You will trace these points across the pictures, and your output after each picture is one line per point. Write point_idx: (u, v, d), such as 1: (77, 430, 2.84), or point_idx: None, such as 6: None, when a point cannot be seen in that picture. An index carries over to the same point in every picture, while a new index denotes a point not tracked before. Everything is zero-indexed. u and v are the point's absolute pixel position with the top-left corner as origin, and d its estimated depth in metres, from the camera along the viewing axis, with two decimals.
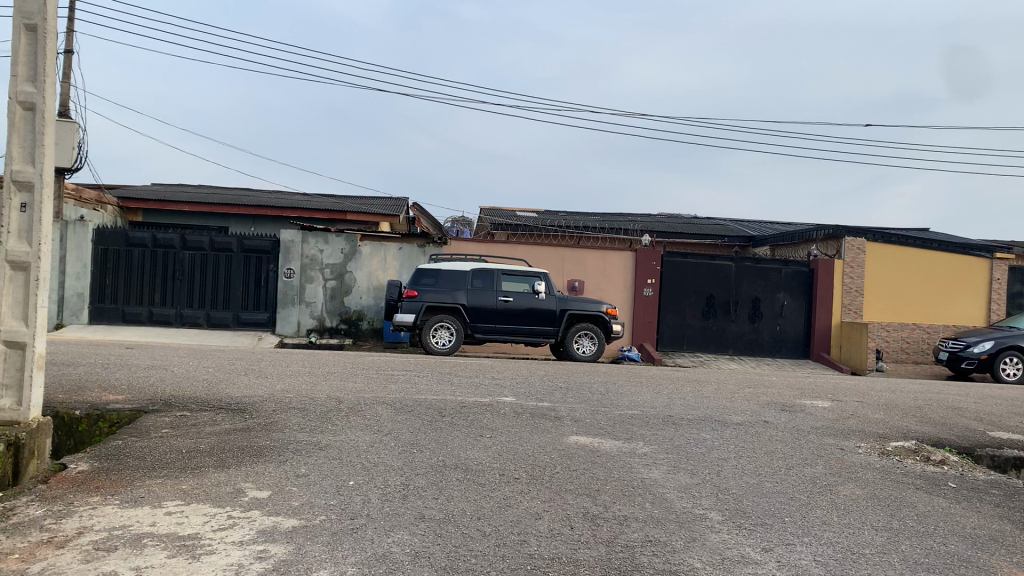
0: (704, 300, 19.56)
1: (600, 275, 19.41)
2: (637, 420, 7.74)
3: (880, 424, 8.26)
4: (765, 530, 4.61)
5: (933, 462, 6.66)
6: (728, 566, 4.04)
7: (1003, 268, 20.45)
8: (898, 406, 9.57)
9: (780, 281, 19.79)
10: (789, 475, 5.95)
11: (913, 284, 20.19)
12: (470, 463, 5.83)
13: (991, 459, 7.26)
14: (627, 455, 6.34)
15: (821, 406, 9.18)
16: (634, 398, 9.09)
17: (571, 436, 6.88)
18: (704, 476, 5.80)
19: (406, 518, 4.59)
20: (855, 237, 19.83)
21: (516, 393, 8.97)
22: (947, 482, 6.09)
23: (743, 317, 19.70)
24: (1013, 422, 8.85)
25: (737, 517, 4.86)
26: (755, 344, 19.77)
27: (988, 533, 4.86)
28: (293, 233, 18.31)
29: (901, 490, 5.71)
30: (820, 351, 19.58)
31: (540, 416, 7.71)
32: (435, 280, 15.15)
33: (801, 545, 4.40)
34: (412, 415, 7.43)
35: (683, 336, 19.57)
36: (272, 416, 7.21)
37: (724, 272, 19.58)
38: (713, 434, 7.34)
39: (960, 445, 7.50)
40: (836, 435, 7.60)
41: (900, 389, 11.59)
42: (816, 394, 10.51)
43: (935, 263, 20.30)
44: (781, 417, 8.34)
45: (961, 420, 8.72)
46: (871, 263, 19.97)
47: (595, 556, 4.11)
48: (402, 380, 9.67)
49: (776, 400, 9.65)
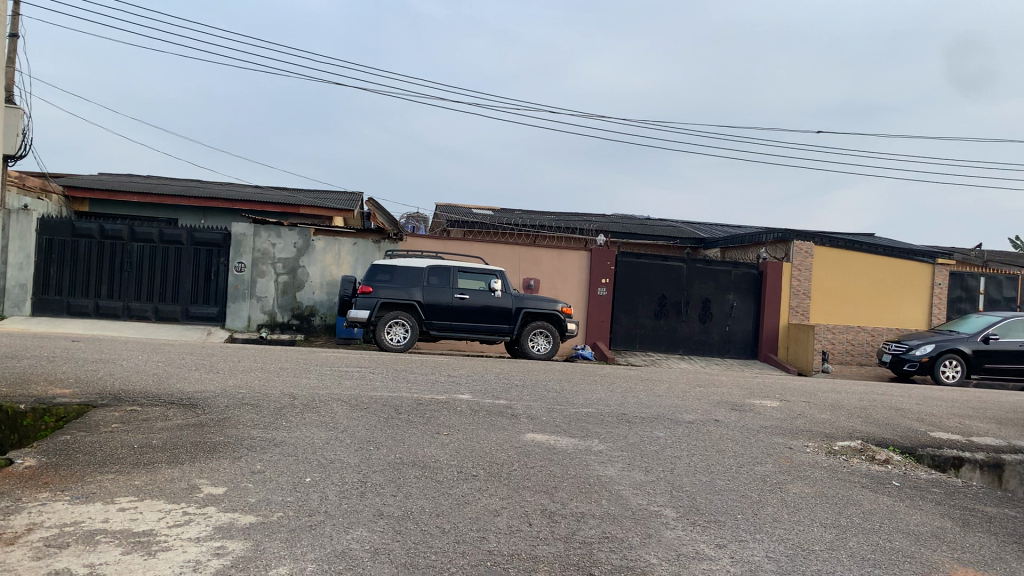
0: (657, 300, 19.79)
1: (555, 274, 19.45)
2: (592, 418, 7.83)
3: (826, 423, 8.48)
4: (719, 527, 4.71)
5: (877, 461, 6.87)
6: (684, 561, 4.11)
7: (944, 273, 21.12)
8: (844, 406, 9.81)
9: (730, 283, 20.16)
10: (739, 473, 6.08)
11: (859, 289, 20.69)
12: (427, 460, 5.84)
13: (932, 458, 7.50)
14: (583, 452, 6.41)
15: (770, 406, 9.39)
16: (588, 396, 9.19)
17: (527, 433, 6.93)
18: (658, 473, 5.90)
19: (364, 515, 4.59)
20: (804, 241, 20.20)
21: (472, 390, 9.02)
22: (890, 481, 6.27)
23: (693, 318, 20.00)
24: (954, 422, 9.14)
25: (691, 514, 4.95)
26: (705, 344, 20.10)
27: (930, 529, 5.02)
28: (244, 227, 18.02)
29: (849, 488, 5.88)
30: (767, 352, 20.01)
31: (495, 413, 7.75)
32: (390, 276, 15.06)
33: (754, 542, 4.50)
34: (368, 412, 7.41)
35: (635, 336, 19.77)
36: (224, 412, 7.12)
37: (676, 273, 19.85)
38: (666, 431, 7.47)
39: (903, 445, 7.72)
40: (785, 433, 7.80)
41: (846, 389, 11.86)
42: (764, 393, 10.72)
43: (881, 268, 20.81)
44: (731, 416, 8.51)
45: (903, 421, 8.98)
46: (819, 267, 20.38)
47: (553, 552, 4.15)
48: (357, 377, 9.63)
49: (726, 399, 9.82)
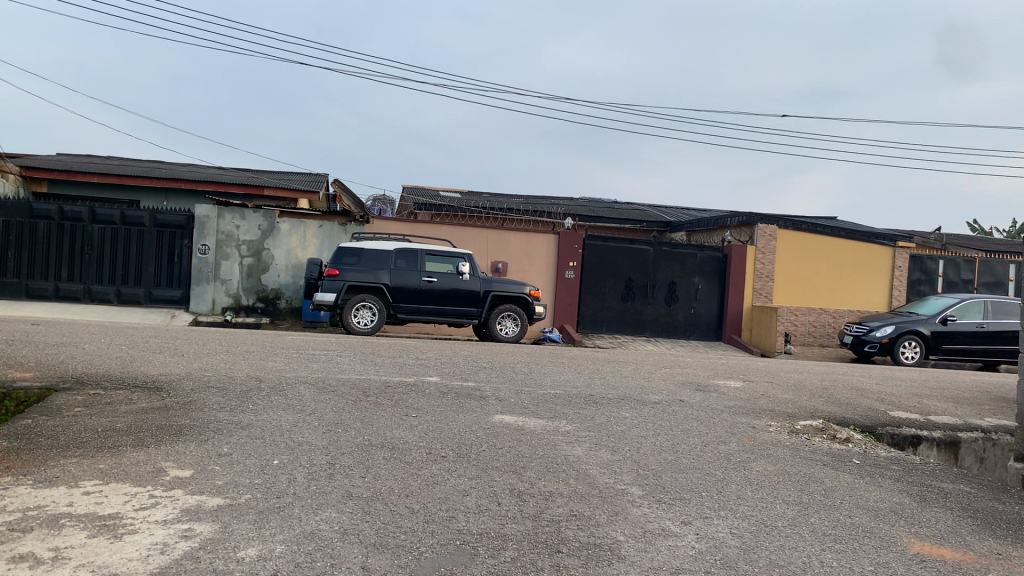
0: (623, 283, 19.92)
1: (522, 257, 19.47)
2: (559, 399, 7.90)
3: (789, 403, 8.64)
4: (684, 504, 4.79)
5: (838, 440, 7.00)
6: (649, 537, 4.18)
7: (904, 256, 21.51)
8: (806, 386, 10.00)
9: (695, 266, 20.35)
10: (704, 451, 6.17)
11: (821, 271, 21.00)
12: (396, 442, 5.84)
13: (891, 436, 7.67)
14: (551, 432, 6.46)
15: (734, 386, 9.53)
16: (556, 378, 9.26)
17: (495, 415, 6.98)
18: (625, 452, 5.97)
19: (333, 496, 4.59)
20: (768, 225, 20.41)
21: (440, 372, 9.04)
22: (851, 458, 6.41)
23: (659, 301, 20.17)
24: (912, 401, 9.36)
25: (657, 492, 5.02)
26: (670, 327, 20.30)
27: (889, 505, 5.15)
28: (208, 208, 17.79)
29: (810, 466, 6.00)
30: (731, 334, 20.27)
31: (464, 395, 7.78)
32: (357, 259, 14.96)
33: (718, 519, 4.58)
34: (336, 395, 7.40)
35: (602, 318, 19.89)
36: (189, 395, 7.07)
37: (643, 256, 19.97)
38: (633, 412, 7.56)
39: (863, 424, 7.88)
40: (748, 413, 7.93)
41: (808, 370, 12.08)
42: (729, 374, 10.88)
43: (843, 251, 21.13)
44: (696, 396, 8.64)
45: (864, 400, 9.17)
46: (783, 250, 20.63)
47: (522, 530, 4.19)
48: (324, 360, 9.60)
49: (692, 379, 9.95)
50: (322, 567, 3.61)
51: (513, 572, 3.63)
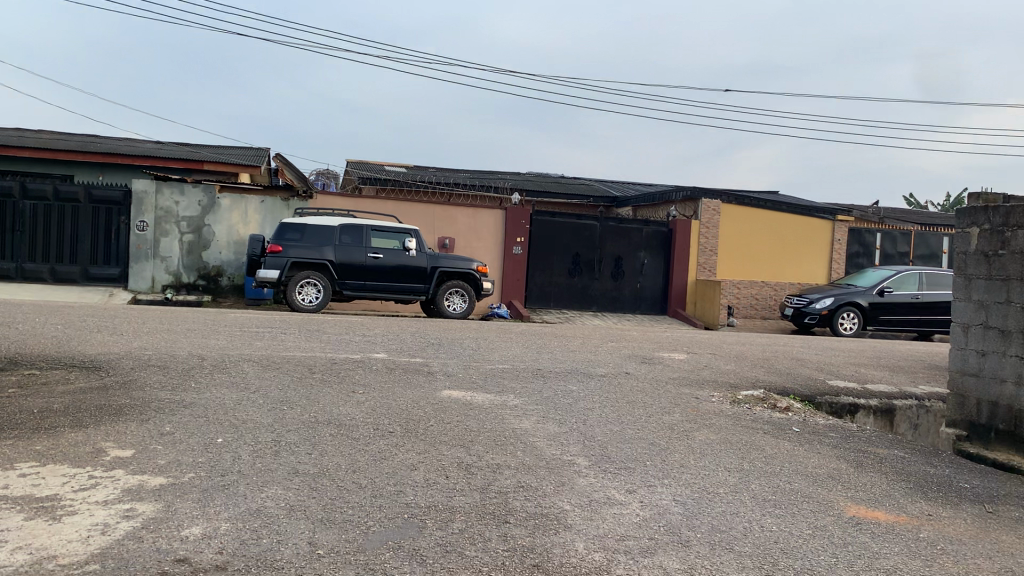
0: (570, 258, 20.01)
1: (469, 233, 19.42)
2: (507, 373, 7.94)
3: (731, 374, 8.83)
4: (630, 473, 4.87)
5: (779, 409, 7.18)
6: (595, 506, 4.24)
7: (842, 230, 22.01)
8: (748, 357, 10.22)
9: (641, 240, 20.55)
10: (649, 422, 6.27)
11: (764, 245, 21.37)
12: (343, 418, 5.81)
13: (830, 405, 7.88)
14: (499, 406, 6.49)
15: (678, 358, 9.70)
16: (503, 353, 9.31)
17: (443, 390, 6.99)
18: (571, 424, 6.03)
19: (279, 473, 4.55)
20: (712, 199, 20.67)
21: (387, 348, 9.02)
22: (791, 426, 6.57)
23: (606, 275, 20.33)
24: (849, 371, 9.65)
25: (603, 462, 5.09)
26: (617, 301, 20.49)
27: (827, 471, 5.30)
28: (146, 184, 17.34)
29: (752, 434, 6.15)
30: (676, 307, 20.56)
31: (412, 370, 7.77)
32: (301, 235, 14.74)
33: (662, 486, 4.66)
34: (281, 372, 7.33)
35: (549, 293, 19.99)
36: (130, 374, 6.92)
37: (589, 231, 20.08)
38: (580, 384, 7.64)
39: (803, 393, 8.09)
40: (692, 384, 8.07)
41: (750, 342, 12.34)
42: (673, 346, 11.07)
43: (784, 225, 21.53)
44: (641, 368, 8.77)
45: (803, 370, 9.42)
46: (726, 225, 20.93)
47: (470, 502, 4.21)
48: (269, 337, 9.49)
49: (637, 352, 10.10)
50: (269, 543, 3.59)
51: (462, 543, 3.65)
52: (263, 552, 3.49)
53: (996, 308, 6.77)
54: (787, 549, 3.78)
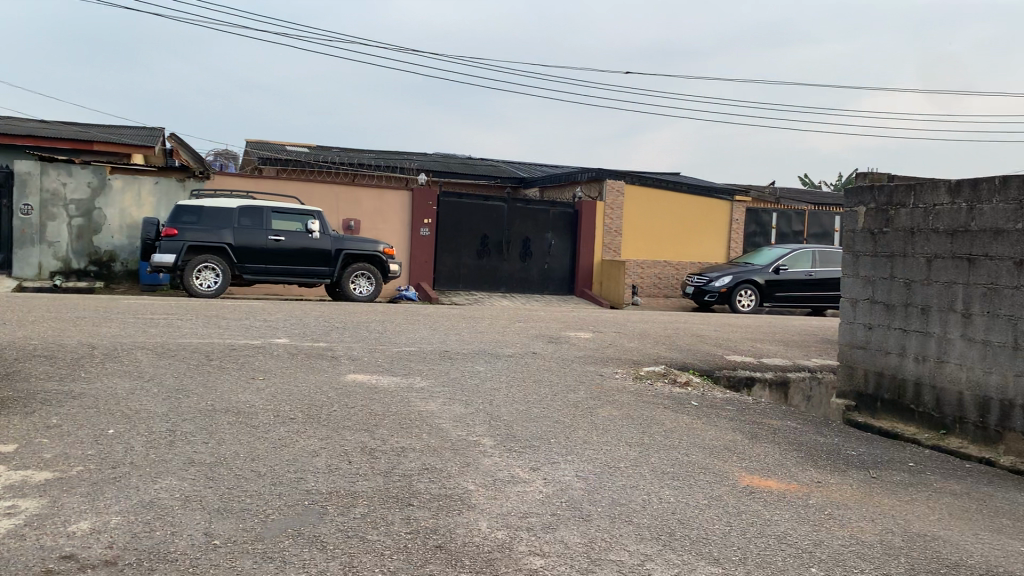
0: (478, 240, 19.99)
1: (375, 215, 19.18)
2: (413, 356, 7.91)
3: (634, 351, 9.02)
4: (534, 451, 4.91)
5: (679, 383, 7.38)
6: (499, 485, 4.26)
7: (740, 210, 22.71)
8: (651, 334, 10.46)
9: (548, 221, 20.71)
10: (554, 400, 6.34)
11: (666, 225, 21.86)
12: (242, 406, 5.67)
13: (728, 379, 8.16)
14: (404, 389, 6.45)
15: (583, 337, 9.85)
16: (409, 335, 9.25)
17: (348, 374, 6.91)
18: (477, 405, 6.05)
19: (174, 463, 4.41)
20: (616, 180, 21.00)
21: (289, 333, 8.83)
22: (690, 401, 6.77)
23: (514, 256, 20.39)
24: (747, 346, 9.99)
25: (508, 441, 5.13)
26: (525, 282, 20.60)
27: (724, 442, 5.47)
28: (29, 164, 16.46)
29: (654, 409, 6.29)
30: (583, 287, 20.86)
31: (315, 355, 7.64)
32: (198, 217, 14.27)
33: (565, 463, 4.73)
34: (177, 359, 7.09)
35: (457, 275, 19.94)
36: (13, 365, 6.58)
37: (497, 212, 20.10)
38: (486, 365, 7.67)
39: (703, 368, 8.33)
40: (596, 361, 8.21)
41: (653, 319, 12.62)
42: (579, 326, 11.23)
43: (685, 206, 22.05)
44: (548, 348, 8.86)
45: (704, 345, 9.71)
46: (630, 205, 21.31)
47: (373, 486, 4.18)
48: (165, 324, 9.16)
49: (544, 332, 10.19)
50: (162, 536, 3.48)
51: (363, 527, 3.62)
52: (156, 545, 3.38)
53: (881, 283, 7.10)
54: (684, 519, 3.89)
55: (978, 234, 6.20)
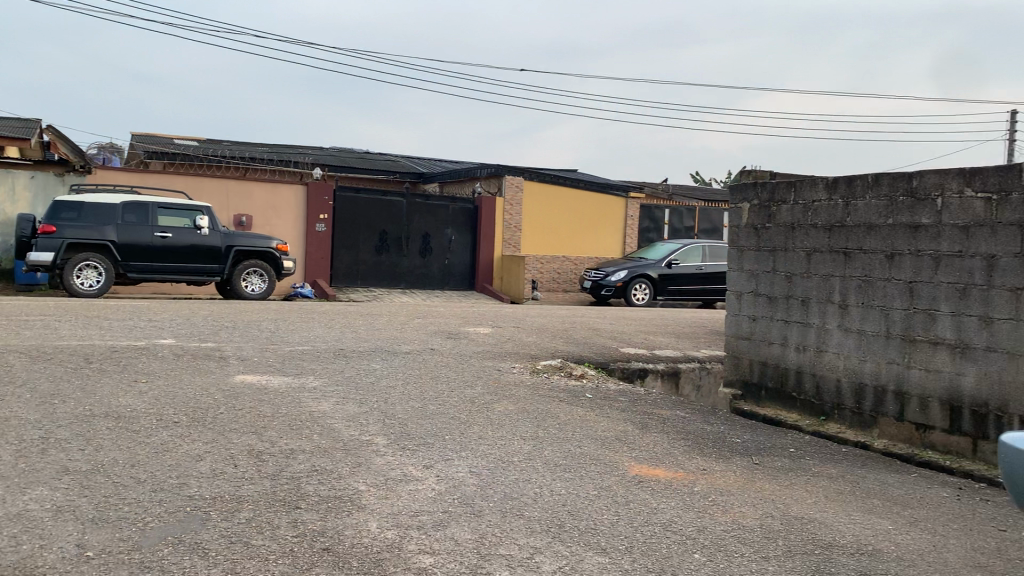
0: (377, 235, 19.75)
1: (269, 210, 18.70)
2: (307, 355, 7.75)
3: (531, 345, 9.09)
4: (427, 449, 4.88)
5: (575, 376, 7.48)
6: (390, 484, 4.22)
7: (635, 206, 23.19)
8: (548, 329, 10.57)
9: (447, 217, 20.63)
10: (449, 396, 6.33)
11: (564, 221, 22.13)
12: (123, 410, 5.43)
13: (622, 370, 8.32)
14: (296, 390, 6.31)
15: (481, 332, 9.86)
16: (304, 334, 9.06)
17: (237, 375, 6.71)
18: (372, 404, 5.97)
19: (46, 473, 4.18)
20: (515, 176, 21.13)
21: (176, 334, 8.51)
22: (585, 393, 6.87)
23: (413, 252, 20.21)
24: (641, 338, 10.22)
25: (402, 439, 5.08)
26: (425, 278, 20.45)
27: (616, 433, 5.58)
28: None
29: (549, 403, 6.35)
30: (483, 283, 20.89)
31: (203, 356, 7.40)
32: (77, 213, 13.59)
33: (458, 460, 4.72)
34: (53, 363, 6.74)
35: (356, 271, 19.63)
36: None
37: (395, 208, 19.89)
38: (382, 363, 7.59)
39: (598, 361, 8.47)
40: (494, 357, 8.23)
41: (551, 314, 12.76)
42: (477, 321, 11.24)
43: (583, 202, 22.38)
44: (445, 344, 8.84)
45: (599, 339, 9.87)
46: (528, 201, 21.48)
47: (259, 490, 4.07)
48: (41, 326, 8.69)
49: (442, 328, 10.16)
50: (30, 550, 3.29)
51: (248, 532, 3.52)
52: (22, 559, 3.20)
53: (764, 276, 7.37)
54: (574, 511, 3.94)
55: (854, 229, 6.51)
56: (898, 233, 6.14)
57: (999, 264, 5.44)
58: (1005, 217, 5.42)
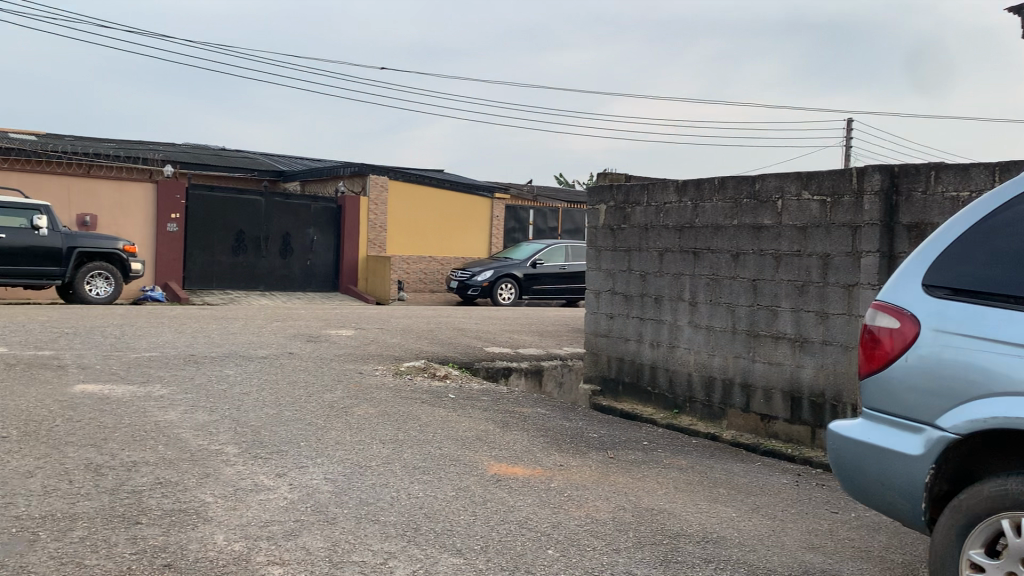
0: (234, 236, 19.04)
1: (115, 209, 17.86)
2: (155, 362, 7.37)
3: (394, 347, 9.00)
4: (280, 457, 4.74)
5: (438, 377, 7.46)
6: (240, 495, 4.07)
7: (501, 207, 23.41)
8: (412, 330, 10.49)
9: (309, 216, 20.15)
10: (307, 402, 6.17)
11: (429, 221, 22.09)
12: None
13: (486, 370, 8.37)
14: (142, 398, 5.99)
15: (343, 335, 9.68)
16: (153, 339, 8.62)
17: (76, 385, 6.30)
18: (224, 411, 5.75)
19: None
20: (379, 176, 20.92)
21: (8, 342, 7.91)
22: (448, 394, 6.86)
23: (274, 253, 19.59)
24: (505, 338, 10.31)
25: (254, 447, 4.91)
26: (286, 279, 19.87)
27: (476, 433, 5.60)
28: None
29: (410, 405, 6.30)
30: (347, 284, 20.53)
31: (38, 365, 6.91)
32: None
33: (313, 466, 4.61)
34: None
35: (212, 274, 18.86)
36: None
37: (253, 207, 19.23)
38: (236, 368, 7.32)
39: (462, 361, 8.49)
40: (355, 359, 8.10)
41: (415, 315, 12.68)
42: (340, 323, 11.03)
43: (448, 203, 22.40)
44: (305, 347, 8.62)
45: (463, 339, 9.89)
46: (393, 201, 21.31)
47: (96, 507, 3.83)
48: None
49: (302, 331, 9.90)
50: None
51: (81, 552, 3.31)
52: None
53: (620, 275, 7.58)
54: (431, 513, 3.92)
55: (702, 230, 6.79)
56: (742, 234, 6.45)
57: (833, 263, 5.81)
58: (837, 219, 5.80)
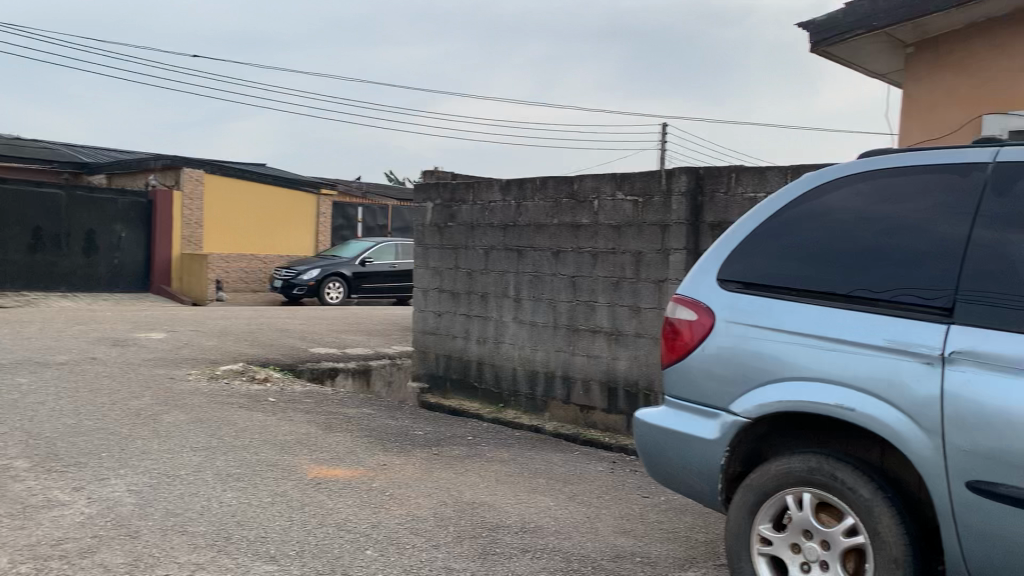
0: (30, 232, 17.54)
1: None
2: None
3: (211, 349, 8.60)
4: (78, 470, 4.41)
5: (258, 380, 7.20)
6: (30, 513, 3.75)
7: (327, 203, 22.90)
8: (230, 331, 10.07)
9: (117, 212, 18.91)
10: (111, 410, 5.78)
11: (249, 217, 21.28)
12: None
13: (311, 371, 8.17)
14: None
15: (154, 338, 9.15)
16: None
17: None
18: (13, 424, 5.28)
19: None
20: (194, 169, 19.88)
21: None
22: (268, 397, 6.63)
23: (76, 251, 18.25)
24: (330, 337, 10.10)
25: (47, 461, 4.54)
26: (91, 280, 18.55)
27: (295, 436, 5.46)
28: None
29: (225, 410, 6.04)
30: (161, 284, 19.42)
31: None
32: None
33: (116, 478, 4.33)
34: None
35: (4, 273, 17.30)
36: None
37: (53, 201, 17.82)
38: (31, 376, 6.75)
39: (284, 363, 8.24)
40: (167, 363, 7.67)
41: (235, 315, 12.18)
42: (150, 326, 10.41)
43: (270, 198, 21.67)
44: (111, 352, 8.07)
45: (286, 340, 9.60)
46: (209, 196, 20.34)
47: None
48: None
49: (108, 335, 9.26)
50: None
51: None
52: None
53: (447, 273, 7.62)
54: (245, 520, 3.78)
55: (524, 228, 6.93)
56: (562, 232, 6.64)
57: (644, 260, 6.10)
58: (648, 218, 6.09)
